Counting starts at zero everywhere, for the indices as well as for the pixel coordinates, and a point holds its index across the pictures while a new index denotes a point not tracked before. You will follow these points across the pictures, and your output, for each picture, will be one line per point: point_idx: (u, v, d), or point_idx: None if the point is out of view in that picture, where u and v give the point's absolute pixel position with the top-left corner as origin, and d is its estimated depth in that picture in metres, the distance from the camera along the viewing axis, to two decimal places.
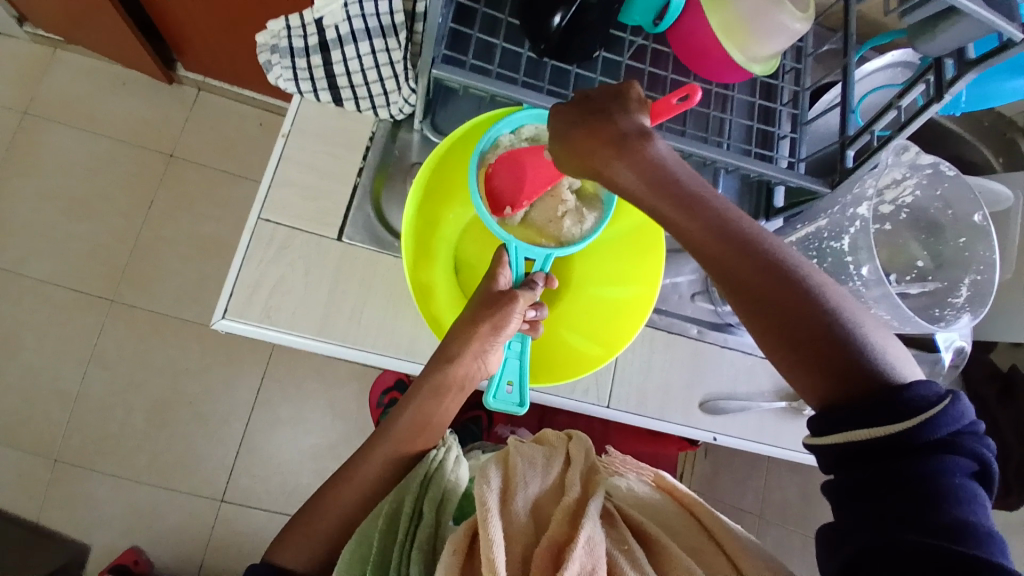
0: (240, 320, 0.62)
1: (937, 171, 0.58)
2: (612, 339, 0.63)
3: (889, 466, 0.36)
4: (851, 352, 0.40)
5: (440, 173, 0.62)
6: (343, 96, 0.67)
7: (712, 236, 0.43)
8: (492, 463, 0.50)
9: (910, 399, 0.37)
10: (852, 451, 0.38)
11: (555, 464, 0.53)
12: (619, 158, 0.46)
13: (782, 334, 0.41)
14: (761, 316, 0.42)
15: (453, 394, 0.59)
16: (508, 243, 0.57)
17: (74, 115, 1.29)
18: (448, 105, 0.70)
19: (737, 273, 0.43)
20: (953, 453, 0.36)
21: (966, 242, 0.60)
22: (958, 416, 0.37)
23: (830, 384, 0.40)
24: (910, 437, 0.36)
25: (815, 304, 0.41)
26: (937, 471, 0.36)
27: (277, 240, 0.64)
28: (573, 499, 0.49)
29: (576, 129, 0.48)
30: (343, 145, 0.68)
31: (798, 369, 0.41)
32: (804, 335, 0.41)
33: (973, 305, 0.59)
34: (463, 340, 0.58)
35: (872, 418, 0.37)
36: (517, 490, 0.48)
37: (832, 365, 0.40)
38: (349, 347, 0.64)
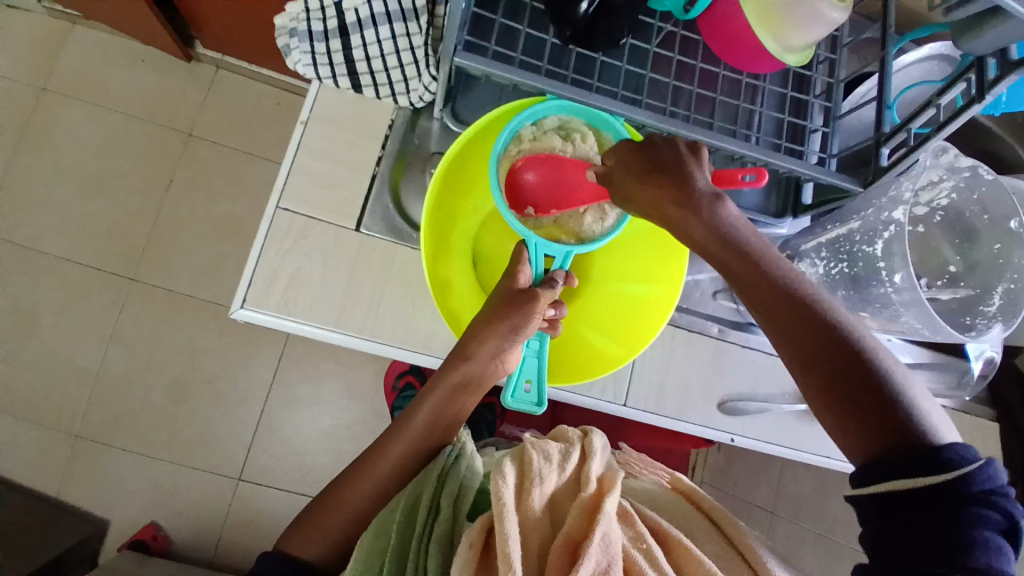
0: (257, 310, 0.61)
1: (975, 175, 0.55)
2: (632, 339, 0.62)
3: (921, 514, 0.37)
4: (894, 409, 0.41)
5: (460, 165, 0.61)
6: (362, 82, 0.65)
7: (767, 286, 0.46)
8: (507, 458, 0.49)
9: (947, 456, 0.38)
10: (887, 497, 0.39)
11: (571, 458, 0.51)
12: (679, 208, 0.48)
13: (827, 387, 0.43)
14: (809, 367, 0.44)
15: (469, 392, 0.59)
16: (529, 239, 0.56)
17: (91, 92, 1.28)
18: (468, 93, 0.68)
19: (787, 324, 0.45)
20: (988, 509, 0.37)
21: (1002, 248, 0.57)
22: (995, 478, 0.37)
23: (873, 438, 0.41)
24: (943, 487, 0.37)
25: (862, 361, 0.42)
26: (969, 522, 0.36)
27: (294, 230, 0.63)
28: (590, 494, 0.47)
29: (649, 168, 0.51)
30: (361, 133, 0.67)
31: (840, 423, 0.42)
32: (850, 389, 0.42)
33: (1006, 314, 0.57)
34: (481, 339, 0.57)
35: (910, 469, 0.39)
36: (533, 485, 0.46)
37: (876, 420, 0.41)
38: (366, 339, 0.63)
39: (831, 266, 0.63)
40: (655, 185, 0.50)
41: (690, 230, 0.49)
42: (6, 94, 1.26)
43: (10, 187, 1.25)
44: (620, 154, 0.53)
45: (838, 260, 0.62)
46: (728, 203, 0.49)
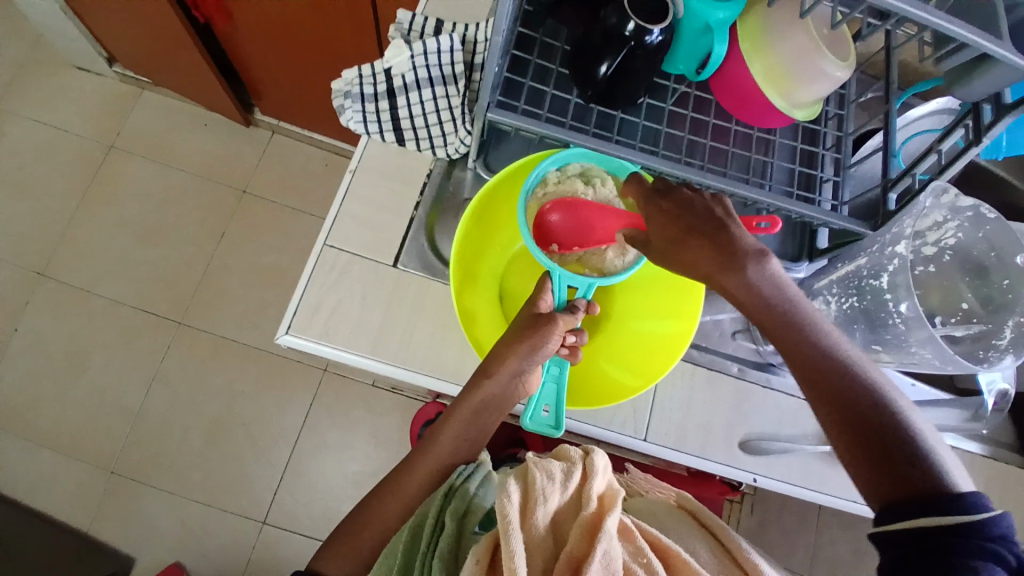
0: (301, 335, 0.66)
1: (977, 214, 0.59)
2: (650, 370, 0.64)
3: (933, 547, 0.36)
4: (919, 459, 0.41)
5: (488, 207, 0.67)
6: (406, 136, 0.72)
7: (807, 339, 0.48)
8: (510, 477, 0.50)
9: (964, 497, 0.37)
10: (906, 536, 0.38)
11: (574, 477, 0.52)
12: (724, 262, 0.51)
13: (850, 433, 0.43)
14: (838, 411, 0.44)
15: (491, 412, 0.61)
16: (552, 271, 0.60)
17: (158, 152, 1.42)
18: (499, 147, 0.75)
19: (819, 373, 0.46)
20: (1007, 551, 0.36)
21: (1011, 284, 0.59)
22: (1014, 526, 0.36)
23: (895, 483, 0.40)
24: (961, 524, 0.36)
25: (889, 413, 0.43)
26: (985, 557, 0.35)
27: (338, 265, 0.69)
28: (592, 512, 0.49)
29: (688, 228, 0.53)
30: (403, 181, 0.74)
31: (863, 467, 0.42)
32: (878, 438, 0.42)
33: (1017, 347, 0.58)
34: (501, 358, 0.60)
35: (929, 508, 0.38)
36: (537, 504, 0.48)
37: (897, 463, 0.41)
38: (399, 367, 0.67)
39: (843, 301, 0.65)
40: (698, 241, 0.52)
41: (731, 285, 0.51)
42: (84, 154, 1.41)
43: (79, 236, 1.37)
44: (656, 209, 0.55)
45: (849, 295, 0.65)
46: (774, 264, 0.51)
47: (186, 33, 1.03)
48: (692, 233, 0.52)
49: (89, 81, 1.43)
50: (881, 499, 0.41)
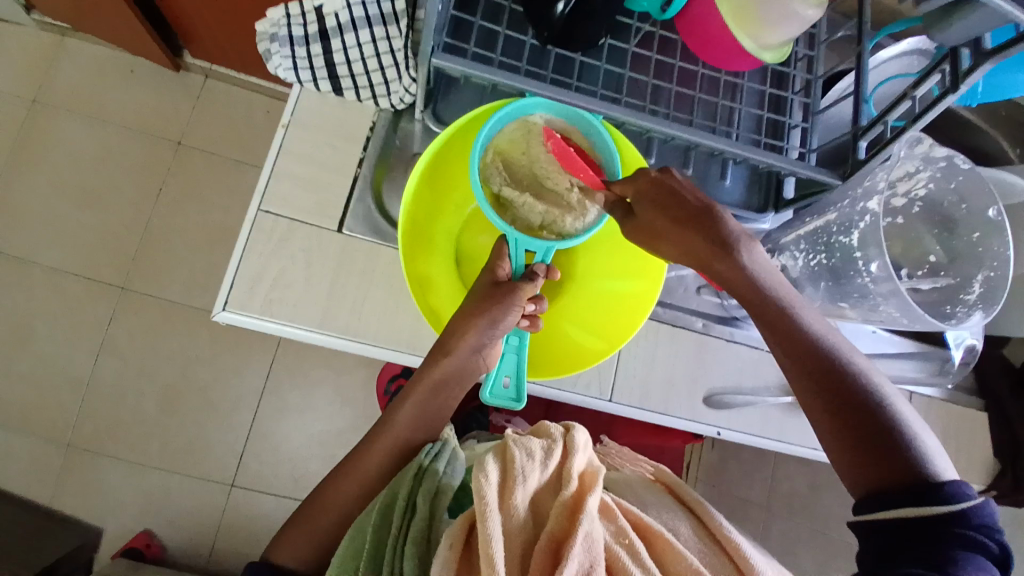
0: (240, 313, 0.62)
1: (951, 164, 0.56)
2: (614, 333, 0.62)
3: (916, 535, 0.41)
4: (908, 451, 0.44)
5: (438, 164, 0.61)
6: (343, 85, 0.65)
7: (794, 334, 0.48)
8: (488, 455, 0.47)
9: (946, 493, 0.41)
10: (895, 523, 0.42)
11: (554, 454, 0.49)
12: (720, 261, 0.49)
13: (843, 426, 0.46)
14: (830, 406, 0.46)
15: (453, 392, 0.57)
16: (507, 234, 0.56)
17: (79, 103, 1.29)
18: (448, 95, 0.67)
19: (812, 370, 0.47)
20: (985, 535, 0.40)
21: (980, 237, 0.57)
22: (992, 513, 0.41)
23: (883, 472, 0.44)
24: (946, 514, 0.40)
25: (881, 408, 0.45)
26: (970, 544, 0.39)
27: (277, 232, 0.63)
28: (573, 492, 0.46)
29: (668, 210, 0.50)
30: (345, 137, 0.67)
31: (853, 459, 0.45)
32: (871, 434, 0.45)
33: (986, 302, 0.57)
34: (459, 335, 0.54)
35: (915, 504, 0.41)
36: (516, 483, 0.44)
37: (886, 457, 0.44)
38: (350, 340, 0.63)
39: (810, 258, 0.64)
40: (686, 228, 0.49)
41: (726, 272, 0.50)
42: None
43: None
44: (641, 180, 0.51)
45: (817, 251, 0.63)
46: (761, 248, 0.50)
47: None
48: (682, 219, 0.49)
49: None
50: (867, 488, 0.44)
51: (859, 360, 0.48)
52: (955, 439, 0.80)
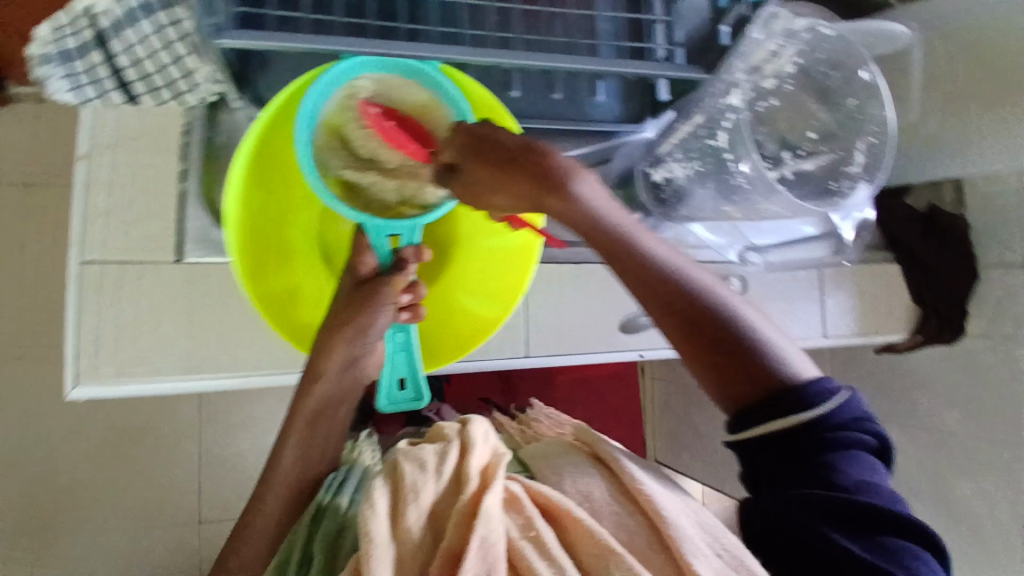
0: (90, 384, 0.54)
1: (813, 35, 0.54)
2: (505, 292, 0.58)
3: (795, 449, 0.37)
4: (772, 359, 0.38)
5: (265, 157, 0.52)
6: (136, 91, 0.58)
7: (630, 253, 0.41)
8: (377, 480, 0.44)
9: (811, 392, 0.37)
10: (769, 443, 0.38)
11: (449, 456, 0.46)
12: (551, 196, 0.43)
13: (702, 349, 0.39)
14: (682, 324, 0.39)
15: (340, 408, 0.51)
16: (364, 220, 0.49)
17: None
18: (266, 70, 0.56)
19: (653, 287, 0.40)
20: (857, 430, 0.38)
21: (857, 103, 0.55)
22: (859, 406, 0.39)
23: (747, 386, 0.38)
24: (816, 420, 0.37)
25: (738, 318, 0.39)
26: (843, 445, 0.38)
27: (109, 283, 0.55)
28: (472, 494, 0.43)
29: (484, 160, 0.46)
30: (155, 151, 0.57)
31: (719, 383, 0.39)
32: (727, 345, 0.38)
33: (869, 172, 0.55)
34: (325, 353, 0.49)
35: (781, 412, 0.37)
36: (407, 505, 0.41)
37: (748, 369, 0.38)
38: (230, 376, 0.58)
39: (686, 167, 0.61)
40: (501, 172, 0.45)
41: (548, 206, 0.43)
42: None
43: None
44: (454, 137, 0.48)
45: (692, 159, 0.60)
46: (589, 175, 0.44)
47: None
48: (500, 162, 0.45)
49: None
50: (732, 407, 0.39)
51: (701, 271, 0.41)
52: (872, 297, 0.82)
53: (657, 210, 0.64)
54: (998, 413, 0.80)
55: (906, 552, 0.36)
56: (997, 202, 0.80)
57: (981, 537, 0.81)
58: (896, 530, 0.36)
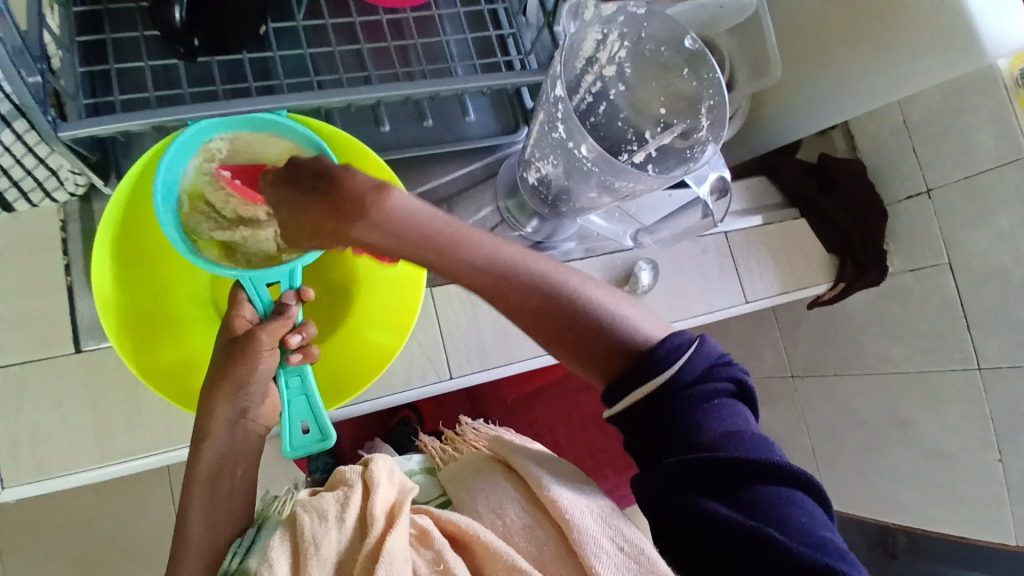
0: (9, 490, 0.54)
1: (629, 16, 0.57)
2: (402, 320, 0.58)
3: (659, 413, 0.40)
4: (625, 328, 0.43)
5: (131, 236, 0.54)
6: (7, 199, 0.55)
7: (476, 270, 0.42)
8: (276, 535, 0.44)
9: (662, 354, 0.41)
10: (640, 410, 0.41)
11: (352, 501, 0.45)
12: (365, 231, 0.41)
13: (571, 338, 0.43)
14: (543, 321, 0.43)
15: (247, 460, 0.52)
16: (238, 276, 0.50)
17: None
18: (131, 150, 0.59)
19: (508, 295, 0.43)
20: (714, 380, 0.42)
21: (691, 71, 0.58)
22: (711, 355, 0.42)
23: (609, 360, 0.42)
24: (673, 379, 0.40)
25: (591, 300, 0.43)
26: (703, 399, 0.41)
27: (9, 386, 0.55)
28: (377, 537, 0.43)
29: (299, 205, 0.42)
30: (33, 252, 0.58)
31: (591, 363, 0.43)
32: (584, 329, 0.43)
33: (715, 132, 0.56)
34: (207, 415, 0.49)
35: (645, 378, 0.40)
36: (309, 559, 0.41)
37: (605, 346, 0.42)
38: (150, 455, 0.57)
39: (546, 164, 0.61)
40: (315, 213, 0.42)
41: (371, 240, 0.42)
42: None
43: None
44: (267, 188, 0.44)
45: (549, 155, 0.60)
46: (400, 194, 0.42)
47: None
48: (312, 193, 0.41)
49: None
50: (608, 382, 0.42)
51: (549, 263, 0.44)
52: (787, 251, 0.84)
53: (546, 211, 0.67)
54: (941, 345, 0.82)
55: (775, 496, 0.38)
56: (884, 142, 0.84)
57: (959, 467, 0.83)
58: (765, 477, 0.38)
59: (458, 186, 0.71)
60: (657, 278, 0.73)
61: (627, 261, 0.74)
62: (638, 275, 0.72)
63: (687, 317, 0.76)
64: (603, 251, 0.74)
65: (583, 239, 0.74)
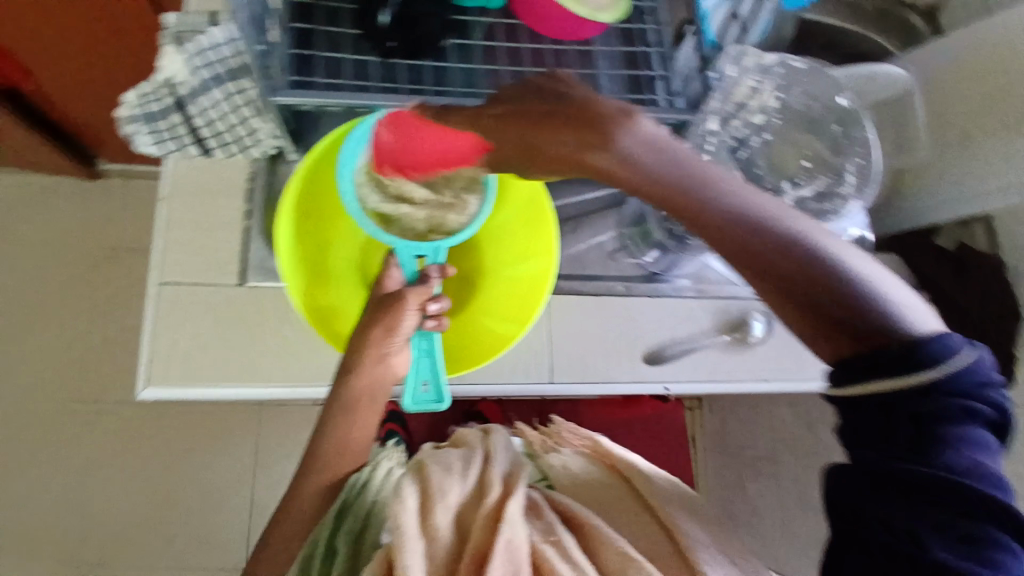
0: (160, 388, 0.62)
1: (787, 68, 0.61)
2: (523, 312, 0.62)
3: (901, 413, 0.34)
4: (890, 311, 0.34)
5: (312, 194, 0.63)
6: (210, 145, 0.66)
7: (714, 213, 0.36)
8: (407, 477, 0.45)
9: (930, 351, 0.33)
10: (873, 401, 0.35)
11: (476, 463, 0.47)
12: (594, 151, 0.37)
13: (821, 312, 0.34)
14: (781, 283, 0.35)
15: (365, 409, 0.55)
16: (395, 242, 0.57)
17: (9, 234, 1.28)
18: (319, 129, 0.68)
19: (743, 249, 0.35)
20: (975, 400, 0.34)
21: (841, 125, 0.60)
22: (984, 372, 0.35)
23: (855, 343, 0.35)
24: (933, 382, 0.33)
25: (849, 269, 0.35)
26: (958, 416, 0.34)
27: (181, 300, 0.64)
28: (495, 500, 0.44)
29: (530, 124, 0.42)
30: (223, 192, 0.67)
31: (831, 341, 0.35)
32: (835, 303, 0.34)
33: (861, 187, 0.58)
34: (358, 351, 0.54)
35: (896, 370, 0.33)
36: (435, 503, 0.43)
37: (856, 327, 0.34)
38: (278, 387, 0.64)
39: None
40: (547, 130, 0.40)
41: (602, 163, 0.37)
42: None
43: None
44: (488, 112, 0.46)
45: None
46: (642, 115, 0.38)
47: None
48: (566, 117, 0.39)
49: None
50: (845, 365, 0.35)
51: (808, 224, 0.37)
52: None
53: (672, 243, 0.69)
54: None
55: (1004, 546, 0.33)
56: None
57: None
58: (1000, 520, 0.33)
59: (589, 207, 0.76)
60: (770, 331, 0.73)
61: (741, 309, 0.75)
62: (752, 325, 0.73)
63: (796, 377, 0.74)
64: (717, 294, 0.75)
65: (700, 279, 0.75)
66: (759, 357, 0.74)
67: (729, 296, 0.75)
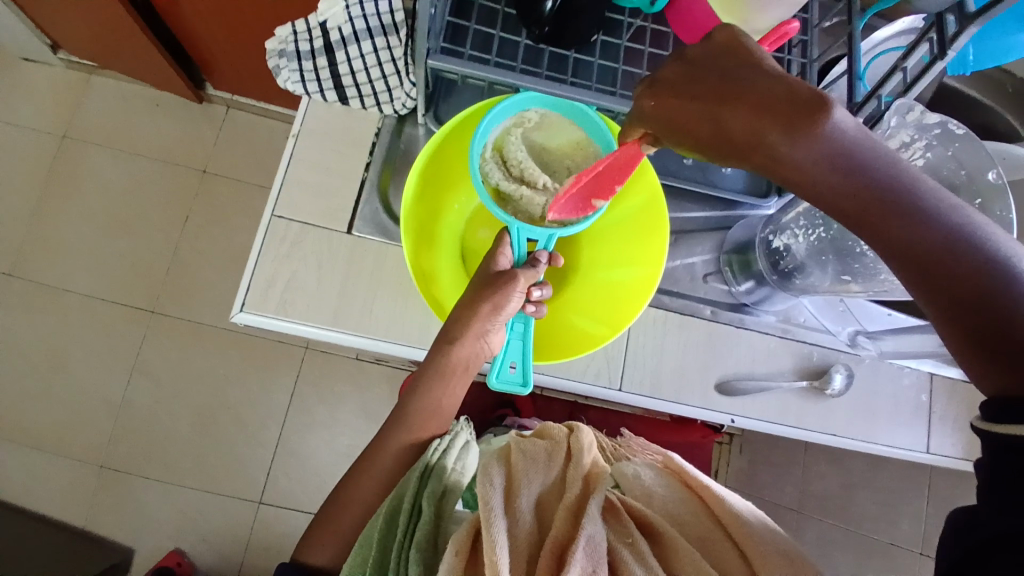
0: (254, 314, 0.64)
1: (945, 130, 0.57)
2: (617, 319, 0.64)
3: None
4: None
5: (438, 160, 0.64)
6: (349, 94, 0.68)
7: (903, 227, 0.37)
8: (495, 460, 0.51)
9: None
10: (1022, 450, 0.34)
11: (557, 461, 0.52)
12: (776, 151, 0.37)
13: (986, 340, 0.36)
14: (955, 305, 0.36)
15: (458, 375, 0.60)
16: (511, 223, 0.57)
17: (110, 139, 1.34)
18: (449, 97, 0.71)
19: (926, 267, 0.37)
20: None
21: (983, 203, 0.56)
22: None
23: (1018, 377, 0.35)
24: None
25: None
26: None
27: (290, 236, 0.66)
28: (574, 497, 0.49)
29: (697, 104, 0.40)
30: (350, 142, 0.70)
31: (991, 367, 0.36)
32: (1006, 333, 0.35)
33: None
34: (465, 323, 0.58)
35: None
36: (520, 490, 0.48)
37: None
38: (361, 336, 0.65)
39: None
40: (720, 115, 0.39)
41: (785, 164, 0.38)
42: (29, 142, 1.32)
43: (39, 231, 1.30)
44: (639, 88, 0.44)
45: (816, 226, 0.63)
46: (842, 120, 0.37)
47: (127, 14, 0.96)
48: (759, 102, 0.37)
49: (32, 71, 1.33)
50: (1004, 395, 0.36)
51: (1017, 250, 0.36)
52: None
53: (773, 277, 0.69)
54: None
55: None
56: None
57: None
58: None
59: (691, 225, 0.75)
60: (849, 386, 0.72)
61: (823, 359, 0.74)
62: (833, 376, 0.72)
63: (863, 437, 0.73)
64: (801, 337, 0.74)
65: (786, 319, 0.74)
66: (832, 410, 0.73)
67: (813, 343, 0.74)
